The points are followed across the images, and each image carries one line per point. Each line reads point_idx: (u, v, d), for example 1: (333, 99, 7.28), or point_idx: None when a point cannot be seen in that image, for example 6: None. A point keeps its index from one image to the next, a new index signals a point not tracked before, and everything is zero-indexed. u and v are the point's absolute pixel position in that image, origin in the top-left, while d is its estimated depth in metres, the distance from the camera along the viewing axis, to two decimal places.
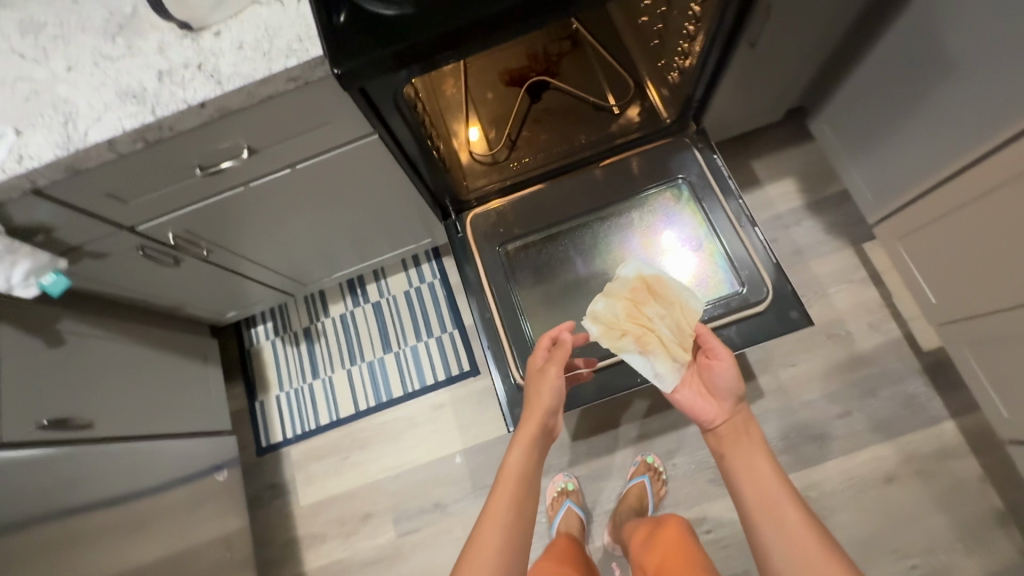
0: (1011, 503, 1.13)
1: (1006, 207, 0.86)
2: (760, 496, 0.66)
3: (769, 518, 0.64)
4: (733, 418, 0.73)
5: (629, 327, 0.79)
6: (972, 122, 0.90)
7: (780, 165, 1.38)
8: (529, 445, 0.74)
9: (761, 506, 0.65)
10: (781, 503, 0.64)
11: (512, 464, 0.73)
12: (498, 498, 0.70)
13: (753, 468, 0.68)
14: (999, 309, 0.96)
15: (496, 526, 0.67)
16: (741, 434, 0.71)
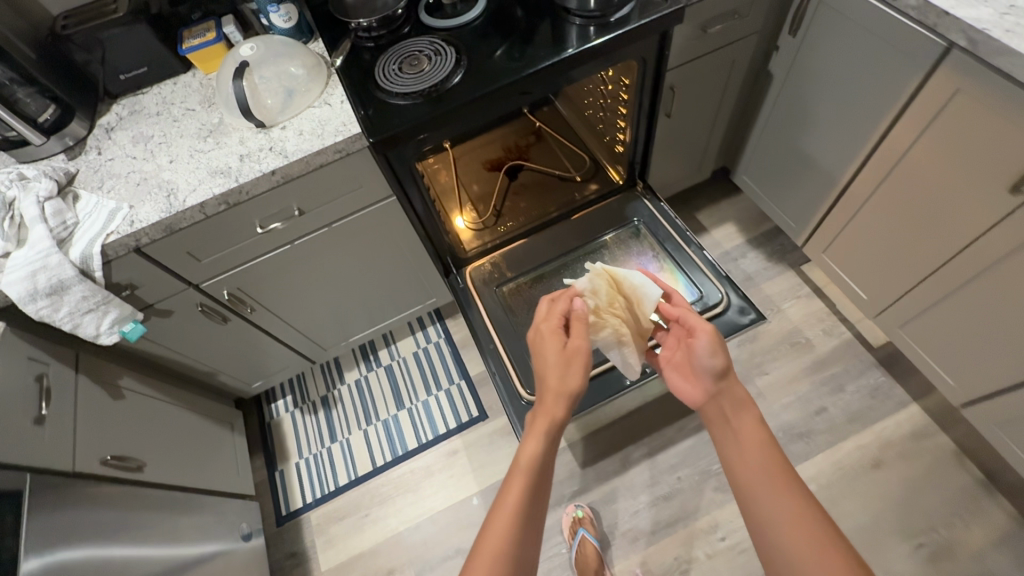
0: (991, 471, 1.21)
1: (891, 198, 1.12)
2: (752, 465, 0.66)
3: (761, 488, 0.64)
4: (726, 391, 0.76)
5: (611, 318, 0.96)
6: (840, 148, 1.20)
7: (719, 215, 1.68)
8: (547, 432, 0.75)
9: (751, 475, 0.65)
10: (774, 474, 0.64)
11: (528, 451, 0.73)
12: (510, 485, 0.70)
13: (749, 440, 0.69)
14: (914, 284, 1.17)
15: (508, 513, 0.66)
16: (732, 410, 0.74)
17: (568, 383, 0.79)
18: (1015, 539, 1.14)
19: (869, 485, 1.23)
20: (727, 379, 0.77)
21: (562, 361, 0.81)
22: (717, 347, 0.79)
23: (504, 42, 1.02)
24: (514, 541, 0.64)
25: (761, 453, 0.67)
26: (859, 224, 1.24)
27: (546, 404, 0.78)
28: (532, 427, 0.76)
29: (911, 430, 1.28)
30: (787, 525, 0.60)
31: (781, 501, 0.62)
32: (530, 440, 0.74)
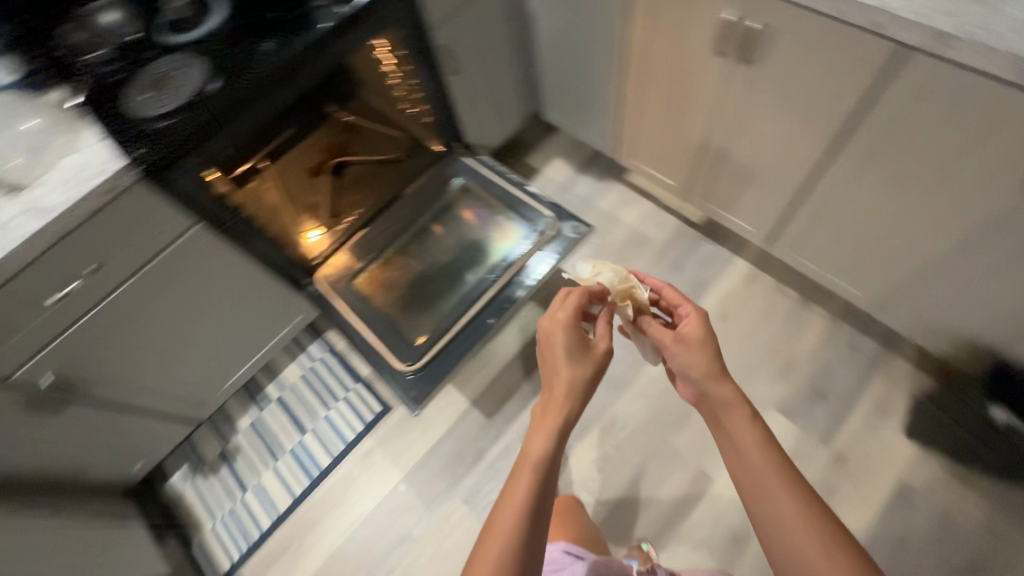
0: (805, 290, 1.45)
1: (656, 89, 1.28)
2: (756, 483, 0.67)
3: (767, 506, 0.65)
4: (718, 394, 0.75)
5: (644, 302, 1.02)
6: (606, 59, 1.34)
7: (546, 155, 1.81)
8: (558, 432, 0.74)
9: (757, 493, 0.67)
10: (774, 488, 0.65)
11: (539, 449, 0.72)
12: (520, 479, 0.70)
13: (751, 454, 0.69)
14: (699, 157, 1.35)
15: (516, 516, 0.66)
16: (721, 412, 0.74)
17: (576, 381, 0.78)
18: (833, 336, 1.38)
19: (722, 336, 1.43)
20: (709, 379, 0.76)
21: (569, 364, 0.80)
22: (704, 352, 0.78)
23: (267, 34, 1.02)
24: (521, 541, 0.64)
25: (760, 466, 0.67)
26: (646, 119, 1.40)
27: (553, 404, 0.77)
28: (537, 424, 0.76)
29: (741, 281, 1.49)
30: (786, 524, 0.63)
31: (788, 525, 0.63)
32: (538, 437, 0.74)
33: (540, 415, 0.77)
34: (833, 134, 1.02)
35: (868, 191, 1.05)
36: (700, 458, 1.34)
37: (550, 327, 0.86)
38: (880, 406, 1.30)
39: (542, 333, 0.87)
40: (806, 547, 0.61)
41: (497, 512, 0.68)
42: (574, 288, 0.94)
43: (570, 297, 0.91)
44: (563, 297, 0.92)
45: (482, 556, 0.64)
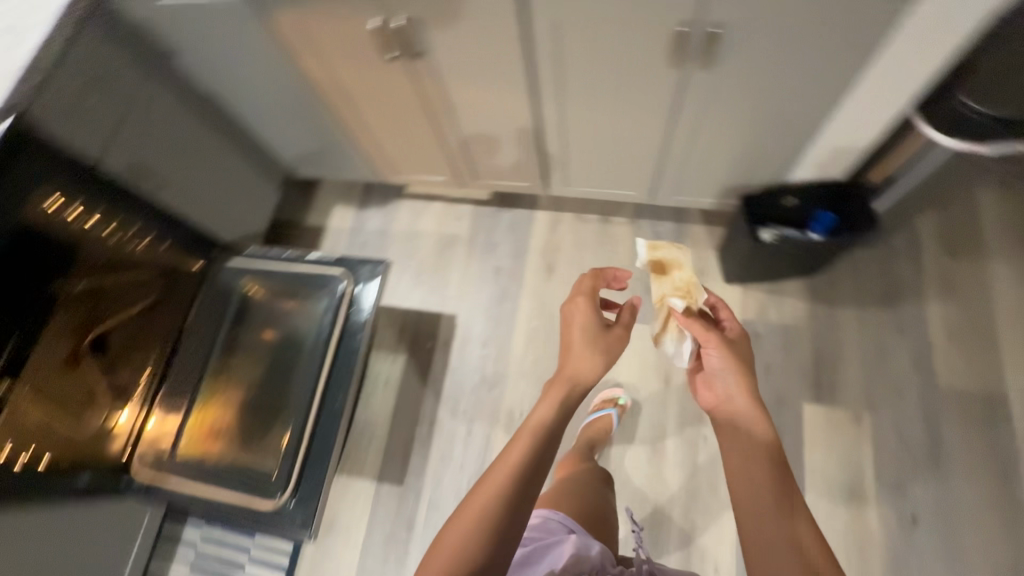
0: (599, 211, 1.57)
1: (371, 109, 1.26)
2: (758, 497, 0.64)
3: (755, 513, 0.64)
4: (743, 399, 0.75)
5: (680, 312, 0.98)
6: (313, 100, 1.29)
7: (324, 210, 1.73)
8: (562, 408, 0.77)
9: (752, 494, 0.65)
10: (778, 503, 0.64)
11: (543, 417, 0.75)
12: (516, 444, 0.73)
13: (757, 470, 0.66)
14: (447, 149, 1.37)
15: (513, 476, 0.68)
16: (743, 416, 0.73)
17: (591, 364, 0.81)
18: (638, 238, 1.52)
19: (557, 289, 1.51)
20: (739, 388, 0.76)
21: (584, 350, 0.84)
22: (738, 361, 0.79)
23: None
24: (511, 497, 0.67)
25: (768, 480, 0.65)
26: (384, 138, 1.38)
27: (565, 382, 0.80)
28: (547, 396, 0.79)
29: (548, 232, 1.58)
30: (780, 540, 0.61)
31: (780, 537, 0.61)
32: (543, 409, 0.76)
33: (552, 390, 0.80)
34: (525, 85, 1.08)
35: (581, 116, 1.14)
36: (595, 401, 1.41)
37: (569, 309, 0.90)
38: (698, 273, 1.46)
39: (564, 317, 0.90)
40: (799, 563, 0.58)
41: (493, 467, 0.70)
42: (595, 272, 0.97)
43: (594, 275, 0.95)
44: (585, 275, 0.95)
45: (468, 508, 0.67)
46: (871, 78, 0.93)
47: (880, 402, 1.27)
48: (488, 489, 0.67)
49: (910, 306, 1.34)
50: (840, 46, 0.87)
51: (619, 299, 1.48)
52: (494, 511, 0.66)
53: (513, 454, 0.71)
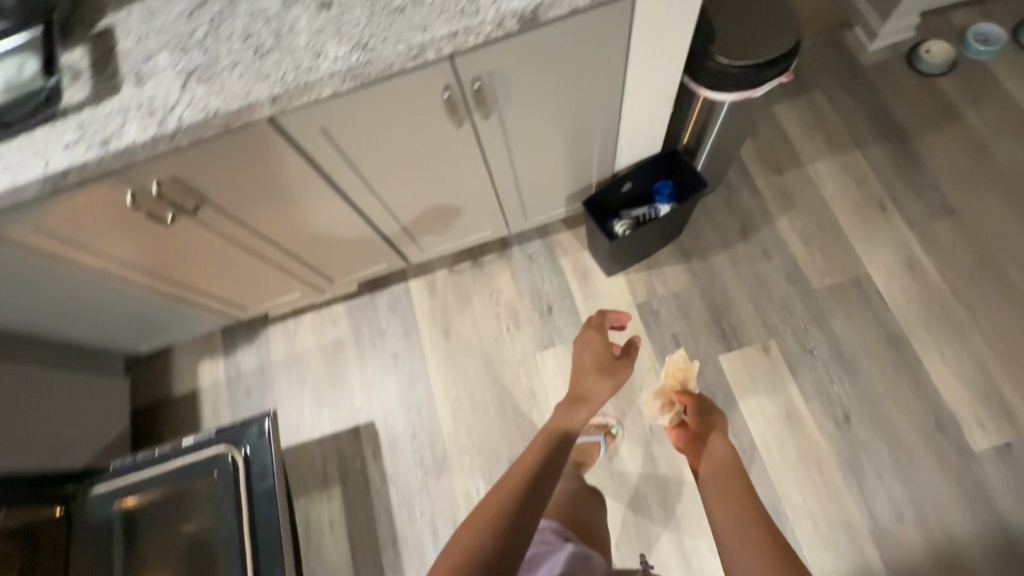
0: (468, 258, 1.54)
1: (182, 268, 1.14)
2: (722, 505, 0.72)
3: (735, 530, 0.67)
4: (730, 450, 0.81)
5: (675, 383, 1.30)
6: (111, 288, 1.13)
7: (188, 374, 1.55)
8: (573, 429, 0.86)
9: (732, 518, 0.69)
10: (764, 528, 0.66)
11: (561, 432, 0.84)
12: (534, 448, 0.81)
13: (726, 484, 0.74)
14: (287, 268, 1.28)
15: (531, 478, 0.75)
16: (735, 458, 0.79)
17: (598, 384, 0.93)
18: (515, 268, 1.51)
19: (461, 350, 1.46)
20: (732, 448, 0.82)
21: (596, 377, 0.94)
22: (712, 424, 0.93)
23: None
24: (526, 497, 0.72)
25: (754, 512, 0.69)
26: (215, 285, 1.26)
27: (579, 405, 0.90)
28: (561, 417, 0.88)
29: (429, 298, 1.52)
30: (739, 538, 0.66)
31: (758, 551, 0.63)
32: (557, 426, 0.86)
33: (566, 409, 0.89)
34: (327, 191, 1.01)
35: (401, 193, 1.10)
36: None
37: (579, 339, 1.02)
38: (581, 277, 1.47)
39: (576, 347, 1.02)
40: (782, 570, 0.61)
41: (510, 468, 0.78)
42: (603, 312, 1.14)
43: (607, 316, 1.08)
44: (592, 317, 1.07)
45: (486, 500, 0.72)
46: (635, 87, 1.00)
47: (779, 325, 1.35)
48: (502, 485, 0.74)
49: (765, 229, 1.43)
50: (600, 67, 0.92)
51: (522, 333, 1.46)
52: (508, 502, 0.71)
53: (530, 457, 0.79)
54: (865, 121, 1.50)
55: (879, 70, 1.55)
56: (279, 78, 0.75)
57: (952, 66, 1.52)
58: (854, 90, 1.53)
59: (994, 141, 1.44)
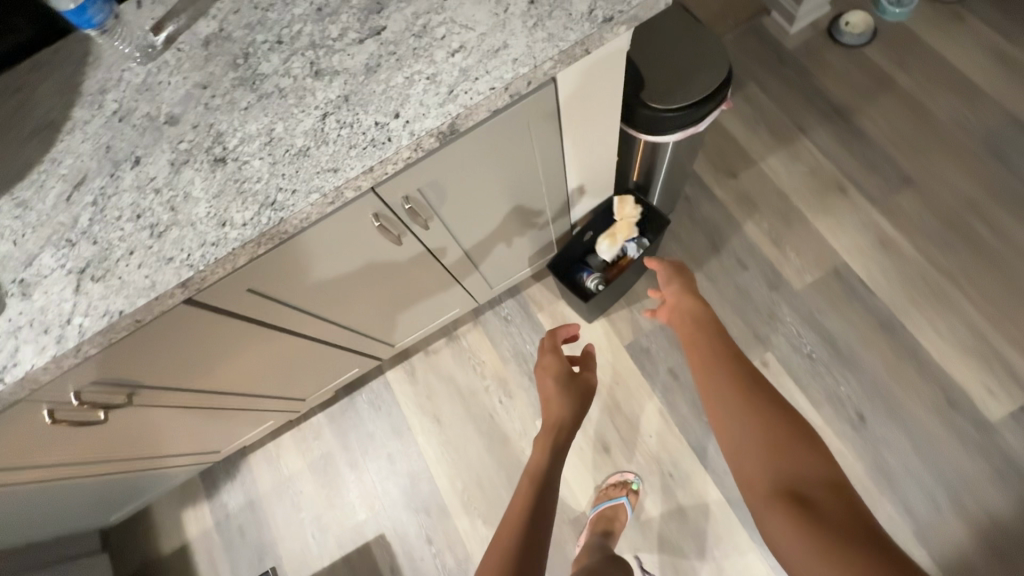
0: (442, 335, 1.46)
1: (133, 445, 1.02)
2: (715, 382, 0.72)
3: (722, 398, 0.70)
4: (699, 325, 0.83)
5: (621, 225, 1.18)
6: (59, 489, 1.01)
7: (173, 530, 1.43)
8: (553, 452, 0.89)
9: (711, 389, 0.72)
10: (752, 389, 0.69)
11: (543, 458, 0.87)
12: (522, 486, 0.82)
13: (716, 367, 0.74)
14: (251, 406, 1.17)
15: (531, 502, 0.77)
16: (704, 337, 0.81)
17: (565, 404, 0.96)
18: (492, 335, 1.44)
19: (457, 436, 1.38)
20: (699, 320, 0.84)
21: (564, 394, 0.97)
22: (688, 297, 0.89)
23: None
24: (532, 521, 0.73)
25: (741, 378, 0.71)
26: (176, 444, 1.14)
27: (553, 427, 0.93)
28: (539, 445, 0.90)
29: (411, 388, 1.43)
30: (740, 417, 0.67)
31: (750, 413, 0.66)
32: (539, 454, 0.88)
33: (542, 433, 0.92)
34: (273, 333, 0.92)
35: (356, 310, 1.01)
36: (562, 514, 1.30)
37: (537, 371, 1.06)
38: None
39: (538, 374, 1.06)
40: (779, 428, 0.64)
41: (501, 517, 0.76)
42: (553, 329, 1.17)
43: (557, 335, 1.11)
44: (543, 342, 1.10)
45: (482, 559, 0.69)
46: (573, 158, 0.95)
47: (772, 336, 1.31)
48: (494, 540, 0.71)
49: (734, 239, 1.40)
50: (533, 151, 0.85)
51: (517, 402, 1.38)
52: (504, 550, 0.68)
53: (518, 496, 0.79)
54: (804, 106, 1.48)
55: (803, 51, 1.53)
56: (184, 259, 0.66)
57: (873, 33, 1.51)
58: (785, 76, 1.51)
59: (931, 100, 1.44)
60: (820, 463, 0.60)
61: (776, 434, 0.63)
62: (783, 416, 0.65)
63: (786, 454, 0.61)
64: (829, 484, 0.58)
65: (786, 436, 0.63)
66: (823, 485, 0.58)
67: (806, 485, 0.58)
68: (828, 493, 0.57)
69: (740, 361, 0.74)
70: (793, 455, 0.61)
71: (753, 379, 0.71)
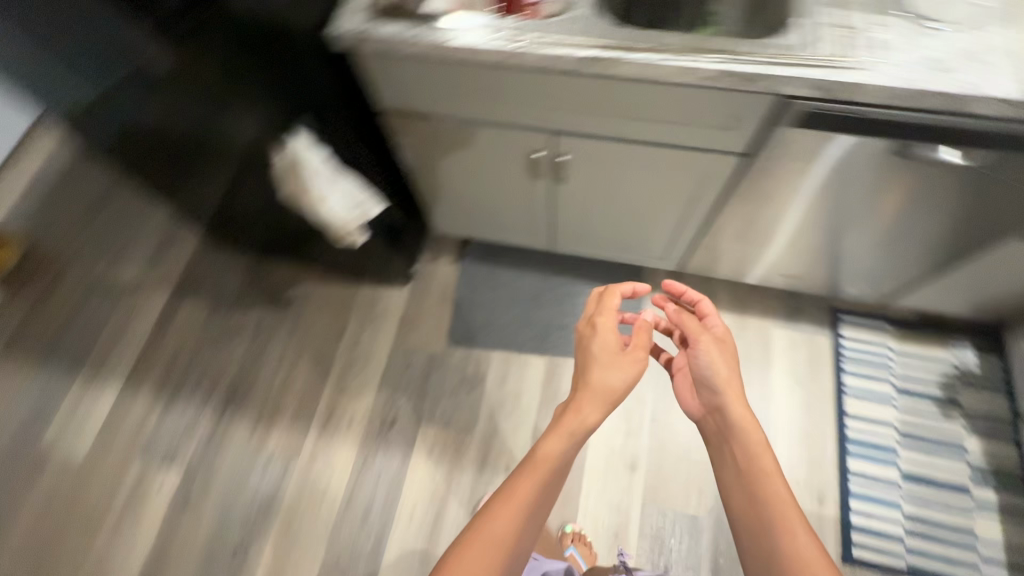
0: None
1: None
2: (765, 495, 0.80)
3: (766, 507, 0.79)
4: (722, 382, 0.90)
5: None
6: None
7: None
8: (578, 441, 0.81)
9: (761, 492, 0.81)
10: (767, 509, 0.79)
11: (558, 449, 0.79)
12: (536, 476, 0.77)
13: (764, 477, 0.81)
14: None
15: (527, 507, 0.74)
16: (724, 399, 0.90)
17: (613, 378, 0.84)
18: None
19: None
20: (714, 363, 0.92)
21: (597, 371, 0.85)
22: (730, 377, 0.91)
23: None
24: (510, 540, 0.71)
25: (758, 488, 0.81)
26: None
27: (582, 406, 0.82)
28: (563, 431, 0.80)
29: None
30: (782, 527, 0.76)
31: (785, 522, 0.76)
32: (558, 439, 0.80)
33: (583, 406, 0.83)
34: None
35: None
36: None
37: (585, 339, 0.91)
38: None
39: (588, 340, 0.90)
40: (779, 536, 0.76)
41: (503, 502, 0.74)
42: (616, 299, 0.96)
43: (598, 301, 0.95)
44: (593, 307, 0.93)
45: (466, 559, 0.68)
46: None
47: None
48: (485, 542, 0.70)
49: None
50: None
51: None
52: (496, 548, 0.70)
53: (532, 482, 0.76)
54: None
55: None
56: None
57: None
58: None
59: None
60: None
61: (787, 553, 0.73)
62: (790, 524, 0.76)
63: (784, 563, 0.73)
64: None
65: (787, 537, 0.75)
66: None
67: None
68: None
69: (763, 470, 0.82)
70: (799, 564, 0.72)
71: (776, 495, 0.79)
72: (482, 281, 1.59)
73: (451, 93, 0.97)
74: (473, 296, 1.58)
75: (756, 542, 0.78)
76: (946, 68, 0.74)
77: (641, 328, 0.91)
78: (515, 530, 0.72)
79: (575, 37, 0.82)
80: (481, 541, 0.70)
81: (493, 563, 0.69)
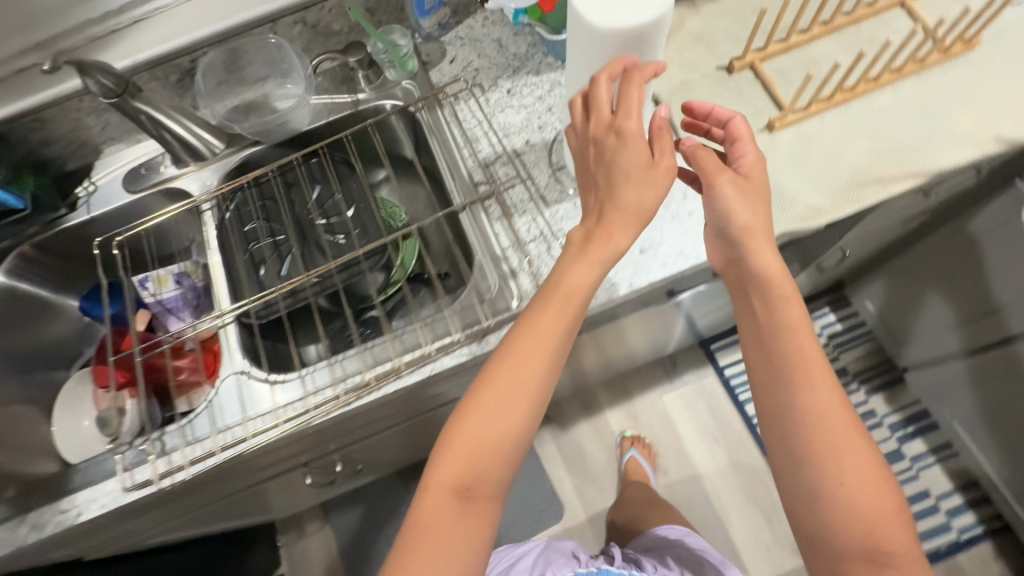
0: None
1: None
2: (826, 405, 0.46)
3: (821, 409, 0.46)
4: (739, 230, 0.50)
5: None
6: None
7: None
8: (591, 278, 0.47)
9: (821, 390, 0.46)
10: (801, 388, 0.47)
11: (589, 286, 0.46)
12: (544, 327, 0.47)
13: (827, 390, 0.47)
14: None
15: (514, 387, 0.47)
16: (738, 249, 0.51)
17: (647, 192, 0.45)
18: None
19: None
20: (726, 199, 0.51)
21: (619, 181, 0.45)
22: (766, 232, 0.50)
23: None
24: (509, 414, 0.47)
25: (784, 351, 0.48)
26: None
27: (609, 226, 0.45)
28: (584, 261, 0.46)
29: None
30: (840, 458, 0.45)
31: (840, 452, 0.46)
32: (584, 269, 0.46)
33: (601, 222, 0.46)
34: None
35: None
36: None
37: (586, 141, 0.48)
38: None
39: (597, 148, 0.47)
40: (810, 407, 0.47)
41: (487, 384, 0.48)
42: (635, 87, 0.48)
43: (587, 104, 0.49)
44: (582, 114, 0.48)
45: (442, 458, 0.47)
46: None
47: None
48: (475, 438, 0.47)
49: None
50: None
51: None
52: (486, 442, 0.47)
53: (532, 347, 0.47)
54: None
55: None
56: None
57: None
58: None
59: None
60: (876, 494, 0.45)
61: (817, 450, 0.46)
62: (823, 389, 0.46)
63: (814, 443, 0.46)
64: (882, 528, 0.44)
65: (829, 411, 0.46)
66: (866, 526, 0.44)
67: (814, 520, 0.47)
68: (860, 521, 0.45)
69: (791, 332, 0.48)
70: (840, 453, 0.45)
71: (810, 353, 0.48)
72: (366, 532, 1.34)
73: (128, 524, 0.72)
74: (367, 555, 1.32)
75: (801, 467, 0.47)
76: (647, 246, 0.63)
77: (654, 129, 0.47)
78: (508, 419, 0.47)
79: (239, 424, 0.61)
80: (475, 426, 0.47)
81: (474, 466, 0.47)
